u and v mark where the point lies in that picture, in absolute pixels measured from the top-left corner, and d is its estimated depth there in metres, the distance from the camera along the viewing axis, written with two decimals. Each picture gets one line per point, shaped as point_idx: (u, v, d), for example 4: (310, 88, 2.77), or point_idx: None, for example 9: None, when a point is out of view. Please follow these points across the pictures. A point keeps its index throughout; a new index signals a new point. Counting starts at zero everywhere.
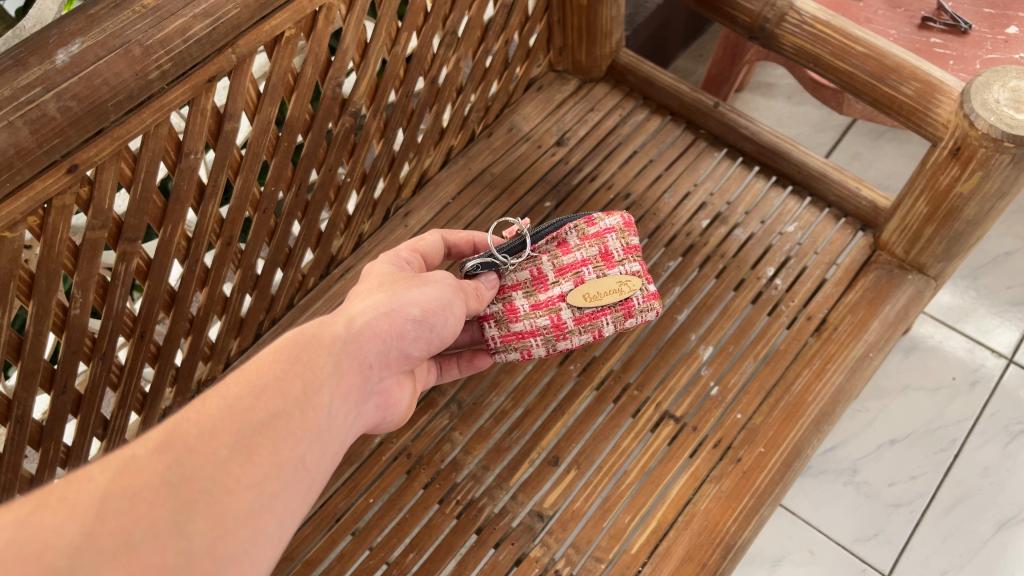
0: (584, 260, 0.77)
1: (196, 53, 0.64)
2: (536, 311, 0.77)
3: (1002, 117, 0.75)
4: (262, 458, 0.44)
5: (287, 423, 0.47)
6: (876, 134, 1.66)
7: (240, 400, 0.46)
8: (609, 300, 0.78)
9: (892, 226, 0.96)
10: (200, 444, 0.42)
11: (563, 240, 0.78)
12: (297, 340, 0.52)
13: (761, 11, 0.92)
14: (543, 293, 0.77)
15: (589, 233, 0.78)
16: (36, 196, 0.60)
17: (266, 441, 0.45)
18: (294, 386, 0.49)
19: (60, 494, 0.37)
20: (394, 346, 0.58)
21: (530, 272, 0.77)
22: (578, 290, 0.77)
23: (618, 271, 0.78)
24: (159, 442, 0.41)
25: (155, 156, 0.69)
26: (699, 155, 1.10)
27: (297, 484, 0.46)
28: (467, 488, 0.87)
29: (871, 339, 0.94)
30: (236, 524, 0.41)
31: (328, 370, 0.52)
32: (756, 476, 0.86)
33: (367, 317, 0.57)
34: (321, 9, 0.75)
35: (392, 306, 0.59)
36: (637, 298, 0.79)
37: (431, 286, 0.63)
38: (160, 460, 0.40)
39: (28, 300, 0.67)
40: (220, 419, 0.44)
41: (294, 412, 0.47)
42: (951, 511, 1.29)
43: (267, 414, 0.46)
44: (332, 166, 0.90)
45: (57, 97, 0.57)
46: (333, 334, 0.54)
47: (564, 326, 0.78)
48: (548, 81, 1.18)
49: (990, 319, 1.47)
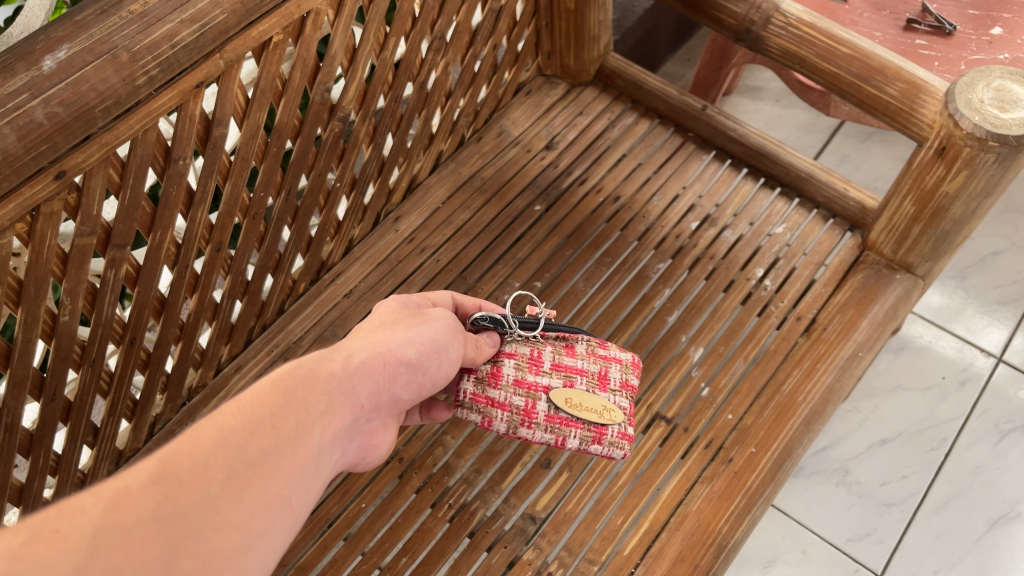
0: (582, 371, 0.73)
1: (184, 58, 0.64)
2: (515, 387, 0.71)
3: (986, 117, 0.76)
4: (251, 497, 0.43)
5: (276, 461, 0.46)
6: (864, 136, 1.67)
7: (231, 436, 0.45)
8: (588, 416, 0.72)
9: (879, 226, 0.97)
10: (193, 478, 0.42)
11: (572, 345, 0.75)
12: (288, 377, 0.50)
13: (747, 13, 0.92)
14: (531, 376, 0.72)
15: (599, 352, 0.75)
16: (24, 203, 0.60)
17: (256, 479, 0.44)
18: (287, 423, 0.47)
19: (52, 527, 0.36)
20: (385, 389, 0.55)
21: (529, 352, 0.73)
22: (564, 390, 0.72)
23: (607, 397, 0.73)
24: (153, 473, 0.41)
25: (144, 162, 0.69)
26: (688, 157, 1.10)
27: (284, 524, 0.44)
28: (460, 492, 0.87)
29: (860, 339, 0.95)
30: (221, 564, 0.40)
31: (321, 408, 0.50)
32: (747, 476, 0.86)
33: (363, 355, 0.54)
34: (309, 14, 0.75)
35: (389, 346, 0.56)
36: (615, 431, 0.73)
37: (431, 326, 0.60)
38: (151, 494, 0.40)
39: (17, 307, 0.67)
40: (213, 453, 0.43)
41: (285, 450, 0.46)
42: (943, 510, 1.30)
43: (259, 451, 0.45)
44: (322, 171, 0.90)
45: (44, 103, 0.57)
46: (325, 373, 0.52)
47: (534, 415, 0.71)
48: (537, 86, 1.18)
49: (979, 318, 1.48)
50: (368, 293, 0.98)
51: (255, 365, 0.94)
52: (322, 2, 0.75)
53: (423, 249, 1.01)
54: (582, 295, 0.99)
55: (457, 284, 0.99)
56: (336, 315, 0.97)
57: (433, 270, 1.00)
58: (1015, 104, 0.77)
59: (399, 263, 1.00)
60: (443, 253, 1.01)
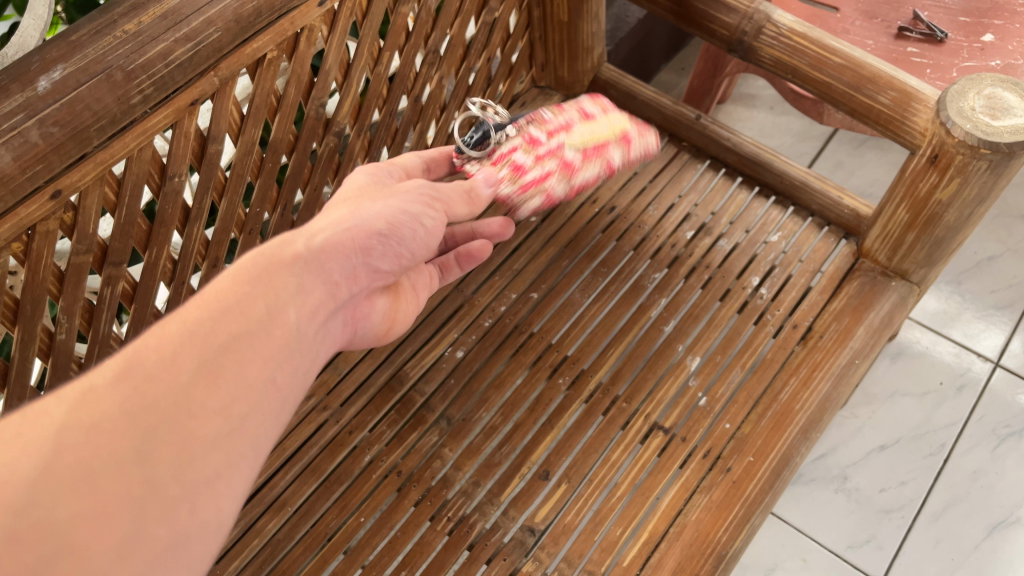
0: (564, 153, 0.84)
1: (179, 76, 0.65)
2: (515, 176, 0.81)
3: (978, 124, 0.77)
4: (228, 381, 0.43)
5: (252, 343, 0.45)
6: (858, 143, 1.68)
7: (195, 328, 0.43)
8: (553, 177, 0.83)
9: (874, 234, 0.97)
10: (162, 370, 0.40)
11: (553, 130, 0.85)
12: (253, 268, 0.48)
13: (739, 24, 0.93)
14: (532, 151, 0.83)
15: (591, 151, 0.86)
16: (20, 222, 0.60)
17: (231, 363, 0.43)
18: (258, 305, 0.46)
19: (15, 430, 0.36)
20: (361, 264, 0.54)
21: (523, 137, 0.84)
22: (561, 172, 0.84)
23: (577, 178, 0.85)
24: (117, 370, 0.39)
25: (140, 179, 0.69)
26: (683, 167, 1.11)
27: (266, 403, 0.45)
28: (458, 505, 0.87)
29: (856, 346, 0.95)
30: (203, 450, 0.40)
31: (291, 290, 0.48)
32: (745, 486, 0.86)
33: (327, 233, 0.53)
34: (303, 31, 0.75)
35: (355, 222, 0.55)
36: (560, 190, 0.85)
37: (395, 200, 0.59)
38: (120, 390, 0.39)
39: (14, 326, 0.67)
40: (182, 343, 0.42)
41: (260, 333, 0.45)
42: (942, 516, 1.30)
43: (230, 336, 0.44)
44: (318, 186, 0.90)
45: (39, 123, 0.57)
46: (292, 257, 0.50)
47: (520, 175, 0.82)
48: (531, 97, 1.19)
49: (976, 323, 1.48)
50: None
51: None
52: (315, 18, 0.75)
53: None
54: (579, 305, 0.99)
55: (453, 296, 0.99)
56: None
57: None
58: (1006, 111, 0.77)
59: None
60: None
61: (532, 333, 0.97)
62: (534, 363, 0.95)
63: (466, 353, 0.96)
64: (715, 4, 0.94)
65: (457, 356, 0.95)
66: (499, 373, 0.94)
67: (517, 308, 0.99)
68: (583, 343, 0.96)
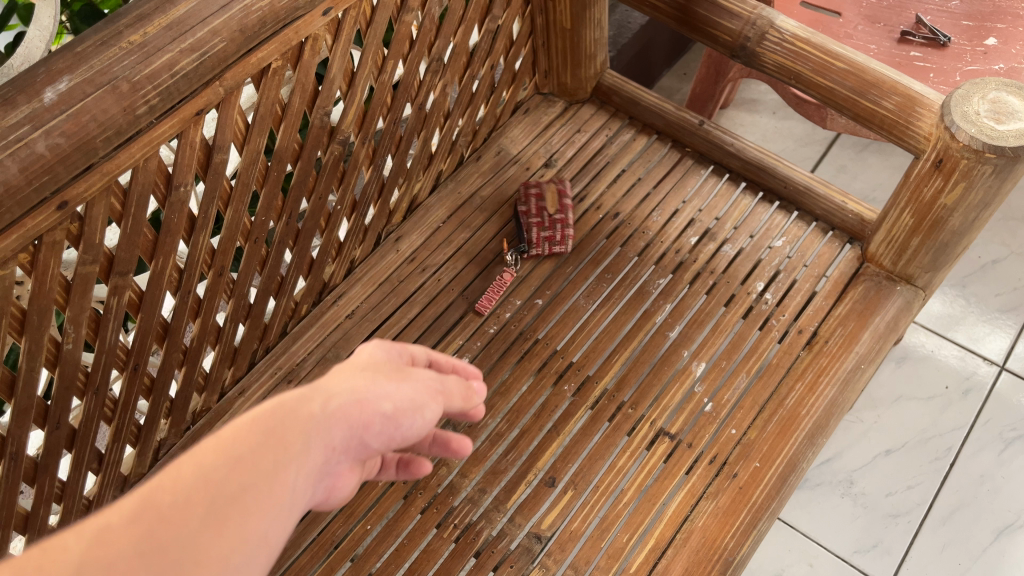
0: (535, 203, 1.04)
1: (184, 87, 0.65)
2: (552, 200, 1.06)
3: (982, 129, 0.77)
4: (232, 539, 0.33)
5: (266, 500, 0.35)
6: (861, 147, 1.68)
7: (213, 475, 0.34)
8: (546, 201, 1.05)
9: (878, 238, 0.97)
10: (174, 515, 0.32)
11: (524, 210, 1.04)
12: (273, 414, 0.39)
13: (742, 30, 0.92)
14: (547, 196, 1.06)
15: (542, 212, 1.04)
16: (26, 233, 0.61)
17: (242, 520, 0.34)
18: (272, 459, 0.37)
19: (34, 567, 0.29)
20: (360, 438, 0.42)
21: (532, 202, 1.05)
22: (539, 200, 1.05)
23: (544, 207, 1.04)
24: (131, 509, 0.32)
25: (145, 189, 0.69)
26: (686, 172, 1.11)
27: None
28: (465, 512, 0.86)
29: (861, 351, 0.95)
30: None
31: (306, 446, 0.39)
32: (752, 491, 0.86)
33: (344, 397, 0.42)
34: (307, 40, 0.75)
35: (371, 393, 0.44)
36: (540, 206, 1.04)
37: (412, 383, 0.48)
38: (134, 532, 0.31)
39: (20, 337, 0.67)
40: (198, 486, 0.34)
41: (275, 489, 0.36)
42: (949, 520, 1.30)
43: (243, 487, 0.35)
44: (322, 194, 0.91)
45: (45, 134, 0.57)
46: (306, 416, 0.40)
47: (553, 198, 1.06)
48: (535, 104, 1.19)
49: (981, 327, 1.48)
50: (371, 313, 0.98)
51: (259, 388, 0.94)
52: (320, 27, 0.75)
53: (424, 269, 1.02)
54: (584, 311, 0.99)
55: (458, 303, 1.00)
56: (339, 336, 0.97)
57: (434, 290, 1.00)
58: (1011, 115, 0.77)
59: (400, 283, 1.01)
60: (443, 273, 1.02)
61: (537, 340, 0.97)
62: (539, 369, 0.95)
63: (471, 360, 0.95)
64: (717, 10, 0.94)
65: (461, 363, 0.95)
66: (504, 380, 0.94)
67: (521, 314, 0.98)
68: (588, 349, 0.96)
